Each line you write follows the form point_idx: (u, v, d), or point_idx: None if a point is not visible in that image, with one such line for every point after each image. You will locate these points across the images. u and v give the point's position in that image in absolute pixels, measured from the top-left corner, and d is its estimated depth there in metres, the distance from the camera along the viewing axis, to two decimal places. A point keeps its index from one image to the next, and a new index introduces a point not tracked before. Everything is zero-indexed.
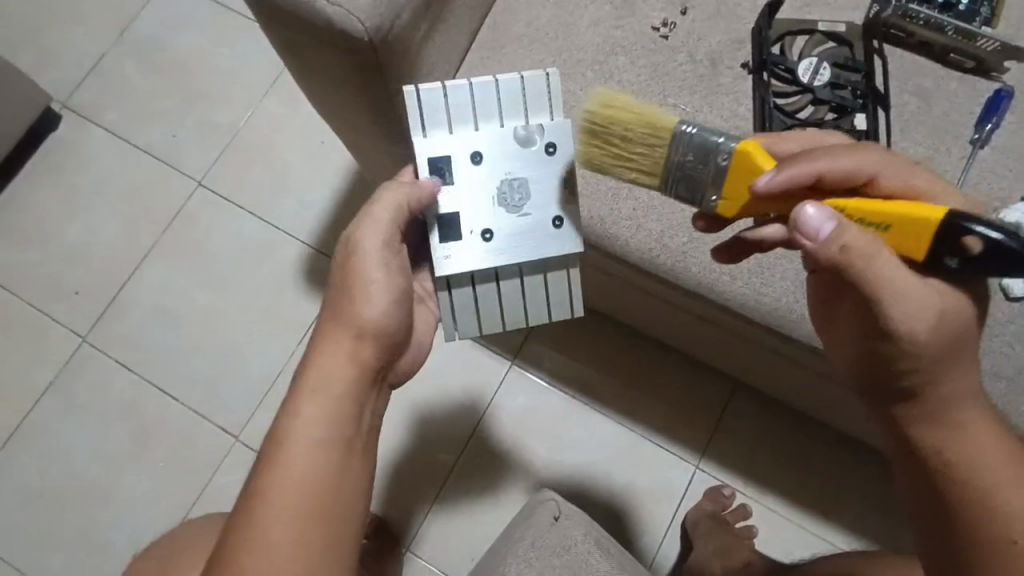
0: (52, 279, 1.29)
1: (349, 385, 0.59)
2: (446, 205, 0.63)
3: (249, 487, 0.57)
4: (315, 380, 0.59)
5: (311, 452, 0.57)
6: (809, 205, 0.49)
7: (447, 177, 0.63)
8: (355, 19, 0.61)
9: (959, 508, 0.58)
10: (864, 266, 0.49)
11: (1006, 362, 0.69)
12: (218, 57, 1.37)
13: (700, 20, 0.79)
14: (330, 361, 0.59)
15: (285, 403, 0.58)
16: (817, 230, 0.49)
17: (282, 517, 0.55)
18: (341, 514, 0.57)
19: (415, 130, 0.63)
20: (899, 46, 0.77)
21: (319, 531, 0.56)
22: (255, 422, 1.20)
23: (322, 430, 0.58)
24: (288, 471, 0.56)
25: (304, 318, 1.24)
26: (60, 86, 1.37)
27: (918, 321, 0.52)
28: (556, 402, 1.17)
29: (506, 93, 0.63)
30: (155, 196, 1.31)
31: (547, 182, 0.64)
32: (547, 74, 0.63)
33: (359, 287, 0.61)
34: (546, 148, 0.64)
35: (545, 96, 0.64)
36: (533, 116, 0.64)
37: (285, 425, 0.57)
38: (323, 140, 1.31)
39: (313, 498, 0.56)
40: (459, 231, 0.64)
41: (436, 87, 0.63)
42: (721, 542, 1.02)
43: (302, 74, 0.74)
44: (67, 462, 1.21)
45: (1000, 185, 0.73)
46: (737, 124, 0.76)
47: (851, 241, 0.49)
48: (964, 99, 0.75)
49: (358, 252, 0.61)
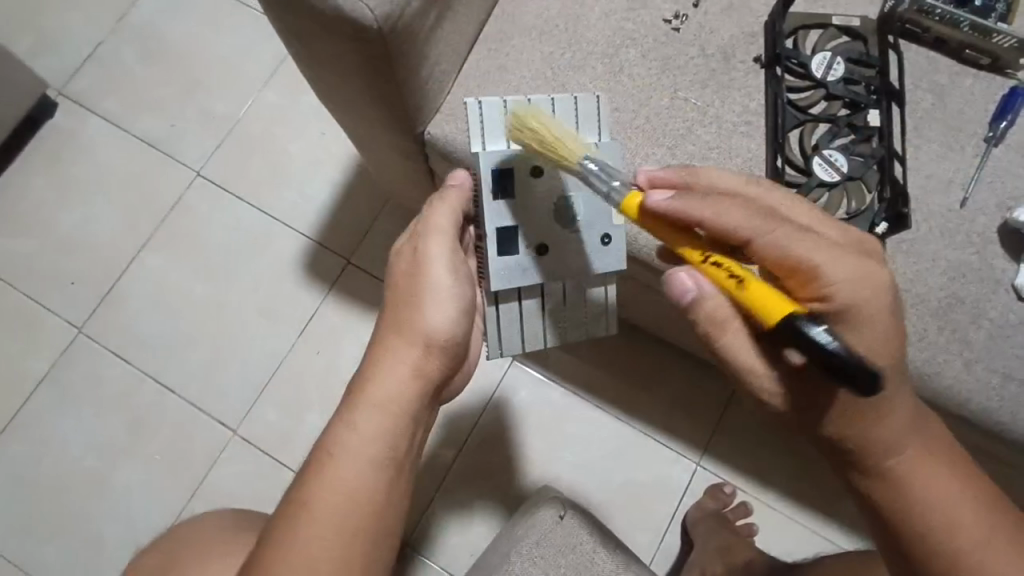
0: (47, 268, 1.27)
1: (411, 400, 0.61)
2: (507, 218, 0.64)
3: (298, 491, 0.59)
4: (376, 395, 0.60)
5: (365, 465, 0.59)
6: (681, 272, 0.55)
7: (509, 191, 0.63)
8: (365, 7, 0.59)
9: (910, 548, 0.58)
10: (717, 335, 0.56)
11: (1019, 363, 0.68)
12: (218, 45, 1.35)
13: (712, 13, 0.78)
14: (392, 377, 0.61)
15: (346, 413, 0.60)
16: (682, 293, 0.55)
17: (329, 528, 0.57)
18: (382, 528, 0.60)
19: (475, 141, 0.64)
20: (913, 41, 0.76)
21: (363, 543, 0.58)
22: (254, 415, 1.19)
23: (376, 444, 0.60)
24: (338, 483, 0.58)
25: (303, 311, 1.22)
26: (57, 72, 1.35)
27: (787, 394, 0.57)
28: (558, 398, 1.16)
29: (561, 110, 0.65)
30: (153, 186, 1.30)
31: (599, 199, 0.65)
32: (599, 96, 0.66)
33: (427, 303, 0.62)
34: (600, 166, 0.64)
35: (595, 115, 0.66)
36: (584, 134, 0.65)
37: (344, 435, 0.59)
38: (324, 131, 1.29)
39: (361, 511, 0.58)
40: (518, 246, 0.64)
41: (495, 100, 0.64)
42: (722, 541, 1.01)
43: (306, 63, 0.72)
44: (62, 454, 1.19)
45: (1014, 184, 0.72)
46: (749, 119, 0.75)
47: (709, 308, 0.55)
48: (978, 97, 0.74)
49: (426, 265, 0.63)
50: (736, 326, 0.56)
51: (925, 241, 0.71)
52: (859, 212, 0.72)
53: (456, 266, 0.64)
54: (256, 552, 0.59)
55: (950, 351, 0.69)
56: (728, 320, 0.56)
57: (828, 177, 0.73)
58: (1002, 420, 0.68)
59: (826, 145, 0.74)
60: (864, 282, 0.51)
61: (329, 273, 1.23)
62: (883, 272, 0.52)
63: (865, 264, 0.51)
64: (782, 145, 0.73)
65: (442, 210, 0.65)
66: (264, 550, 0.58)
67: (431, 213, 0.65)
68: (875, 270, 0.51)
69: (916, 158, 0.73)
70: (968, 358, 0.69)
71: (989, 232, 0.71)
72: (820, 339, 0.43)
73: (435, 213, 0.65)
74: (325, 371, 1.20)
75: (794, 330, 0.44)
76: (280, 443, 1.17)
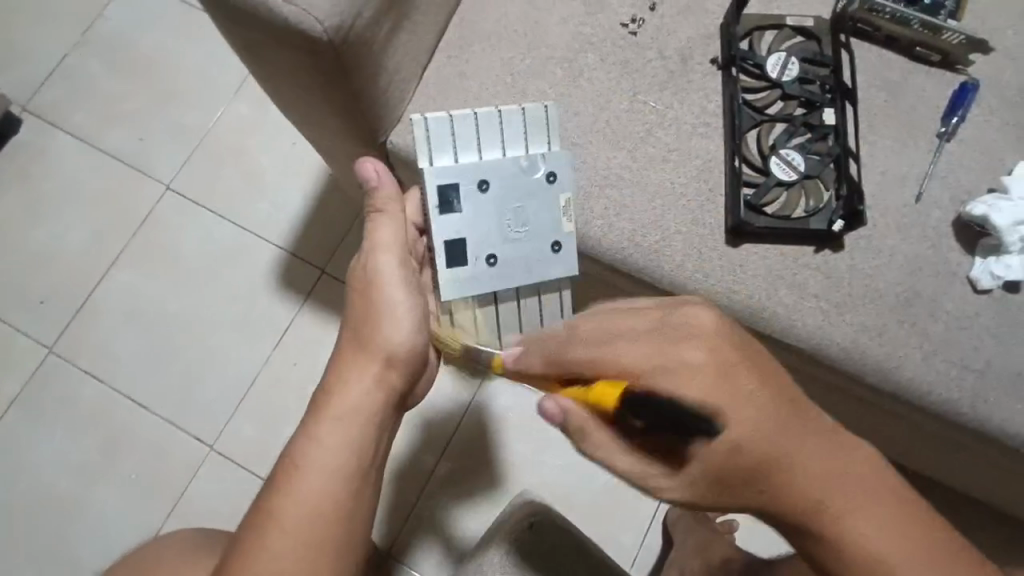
0: (16, 288, 1.25)
1: (375, 410, 0.62)
2: (454, 230, 0.66)
3: (265, 506, 0.59)
4: (340, 407, 0.61)
5: (332, 476, 0.59)
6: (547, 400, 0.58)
7: (455, 204, 0.66)
8: (314, 19, 0.59)
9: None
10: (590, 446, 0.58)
11: (976, 354, 0.69)
12: (185, 57, 1.34)
13: (669, 16, 0.78)
14: (356, 388, 0.62)
15: (310, 426, 0.61)
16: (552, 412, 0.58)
17: (297, 541, 0.57)
18: (352, 537, 0.60)
19: (422, 157, 0.67)
20: (866, 39, 0.78)
21: (331, 553, 0.58)
22: (230, 429, 1.18)
23: (343, 455, 0.60)
24: (304, 495, 0.58)
25: (278, 323, 1.22)
26: (21, 88, 1.34)
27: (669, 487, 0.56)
28: (537, 402, 1.16)
29: (508, 122, 0.69)
30: (122, 200, 1.28)
31: (546, 207, 0.68)
32: (545, 106, 0.69)
33: (384, 317, 0.63)
34: (547, 176, 0.68)
35: (542, 125, 0.69)
36: (533, 143, 0.69)
37: (310, 448, 0.60)
38: (295, 141, 1.28)
39: (330, 521, 0.58)
40: (466, 256, 0.66)
41: (443, 116, 0.67)
42: (700, 539, 1.02)
43: (265, 77, 0.72)
44: (36, 475, 1.17)
45: (968, 178, 0.73)
46: (707, 120, 0.76)
47: (573, 421, 0.57)
48: (930, 93, 0.75)
49: (379, 279, 0.64)
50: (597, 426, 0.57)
51: (882, 237, 0.72)
52: (817, 209, 0.73)
53: (409, 278, 0.65)
54: (226, 565, 0.59)
55: (909, 344, 0.70)
56: (589, 423, 0.57)
57: (785, 177, 0.74)
58: (962, 411, 0.69)
59: (784, 145, 0.75)
60: (677, 372, 0.53)
61: (303, 284, 1.22)
62: (704, 353, 0.53)
63: (683, 349, 0.54)
64: (740, 145, 0.74)
65: (386, 222, 0.65)
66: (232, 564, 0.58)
67: (376, 226, 0.65)
68: (693, 350, 0.54)
69: (872, 154, 0.74)
70: (927, 350, 0.70)
71: (944, 226, 0.72)
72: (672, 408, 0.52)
73: (380, 225, 0.65)
74: (301, 383, 1.19)
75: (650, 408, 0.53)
76: (258, 457, 1.16)
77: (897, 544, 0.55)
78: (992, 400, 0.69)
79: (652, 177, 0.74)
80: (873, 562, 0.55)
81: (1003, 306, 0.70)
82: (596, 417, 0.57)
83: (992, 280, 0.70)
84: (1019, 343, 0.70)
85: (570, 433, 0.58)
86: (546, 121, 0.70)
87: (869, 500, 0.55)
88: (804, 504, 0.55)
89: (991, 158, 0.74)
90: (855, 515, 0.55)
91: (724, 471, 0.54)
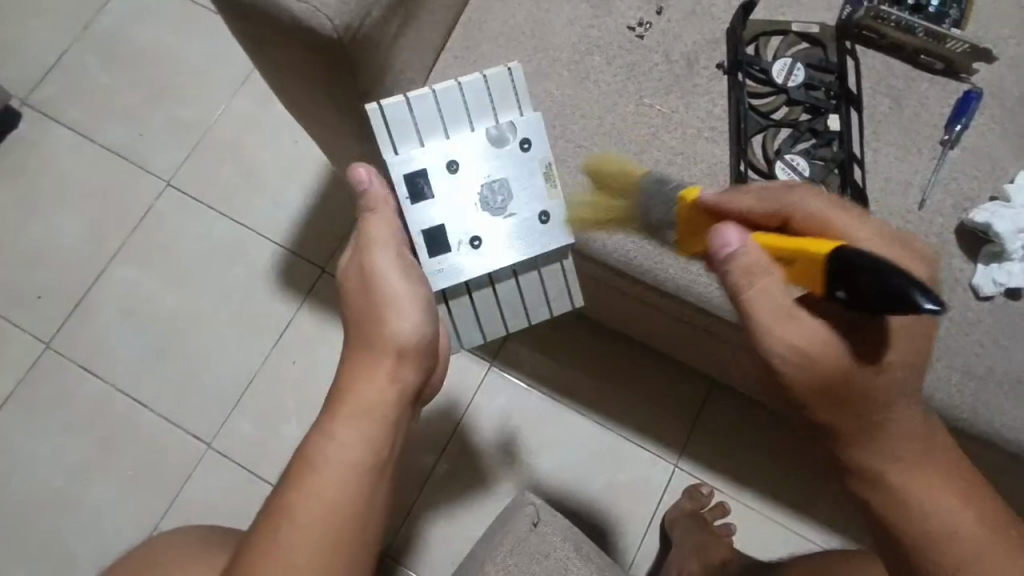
0: (14, 282, 1.24)
1: (390, 405, 0.62)
2: (431, 220, 0.67)
3: (276, 505, 0.59)
4: (354, 404, 0.61)
5: (347, 473, 0.60)
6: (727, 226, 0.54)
7: (425, 192, 0.67)
8: (323, 16, 0.59)
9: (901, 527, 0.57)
10: (738, 288, 0.53)
11: (977, 360, 0.70)
12: (187, 53, 1.33)
13: (675, 20, 0.79)
14: (368, 384, 0.62)
15: (323, 424, 0.61)
16: (723, 245, 0.53)
17: (309, 541, 0.57)
18: (366, 534, 0.60)
19: (385, 146, 0.68)
20: (870, 47, 0.78)
21: (348, 545, 0.59)
22: (229, 426, 1.17)
23: (356, 450, 0.60)
24: (320, 492, 0.59)
25: (277, 321, 1.21)
26: (22, 81, 1.33)
27: (793, 366, 0.54)
28: (535, 403, 1.16)
29: (469, 92, 0.68)
30: (123, 196, 1.28)
31: (528, 176, 0.68)
32: (508, 69, 0.68)
33: (389, 314, 0.63)
34: (520, 144, 0.68)
35: (508, 90, 0.69)
36: (501, 112, 0.69)
37: (323, 447, 0.60)
38: (297, 138, 1.28)
39: (343, 520, 0.59)
40: (449, 244, 0.68)
41: (397, 101, 0.67)
42: (699, 540, 1.03)
43: (272, 74, 0.72)
44: (31, 471, 1.17)
45: (971, 186, 0.74)
46: (714, 125, 0.76)
47: (747, 263, 0.52)
48: (933, 100, 0.76)
49: (376, 279, 0.64)
50: (776, 279, 0.52)
51: None
52: None
53: (407, 273, 0.65)
54: (236, 564, 0.59)
55: None
56: (768, 271, 0.52)
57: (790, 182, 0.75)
58: (962, 415, 0.70)
59: (789, 150, 0.76)
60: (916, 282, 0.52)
61: (304, 281, 1.22)
62: (926, 273, 0.53)
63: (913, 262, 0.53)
64: (744, 150, 0.74)
65: (379, 223, 0.66)
66: (244, 562, 0.58)
67: (370, 225, 0.66)
68: (917, 267, 0.53)
69: (875, 160, 0.75)
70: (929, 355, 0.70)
71: (946, 233, 0.73)
72: (910, 293, 0.39)
73: (373, 225, 0.66)
74: (300, 382, 1.18)
75: (890, 284, 0.41)
76: (256, 455, 1.16)
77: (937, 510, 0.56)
78: (993, 406, 0.69)
79: None
80: (917, 514, 0.57)
81: (1004, 313, 0.71)
82: (775, 273, 0.52)
83: (994, 287, 0.70)
84: (1020, 349, 0.70)
85: (729, 280, 0.54)
86: (513, 85, 0.69)
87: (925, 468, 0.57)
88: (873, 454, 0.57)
89: (993, 166, 0.74)
90: (917, 473, 0.57)
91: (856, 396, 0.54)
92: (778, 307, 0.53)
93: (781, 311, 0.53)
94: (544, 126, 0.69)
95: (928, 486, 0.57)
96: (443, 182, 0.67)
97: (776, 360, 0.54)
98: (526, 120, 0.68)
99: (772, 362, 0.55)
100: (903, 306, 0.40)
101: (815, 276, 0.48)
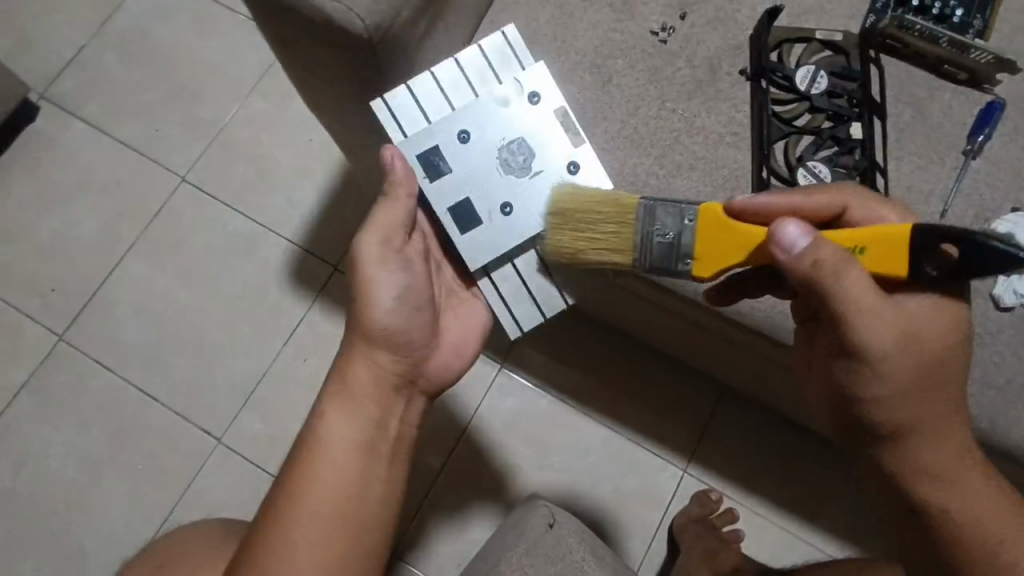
0: (27, 275, 1.25)
1: (372, 391, 0.68)
2: (455, 197, 0.69)
3: (276, 487, 0.65)
4: (341, 390, 0.68)
5: (336, 455, 0.65)
6: (789, 222, 0.56)
7: (443, 167, 0.69)
8: (354, 16, 0.60)
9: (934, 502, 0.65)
10: (835, 279, 0.55)
11: (996, 370, 0.70)
12: (205, 50, 1.33)
13: (698, 25, 0.79)
14: (359, 370, 0.68)
15: (316, 410, 0.67)
16: (793, 242, 0.56)
17: (303, 518, 0.63)
18: (359, 513, 0.65)
19: (395, 135, 0.69)
20: (894, 55, 0.78)
21: (350, 524, 0.64)
22: (240, 423, 1.17)
23: (350, 434, 0.66)
24: (312, 472, 0.64)
25: (289, 318, 1.21)
26: (40, 76, 1.34)
27: (885, 348, 0.58)
28: (546, 404, 1.16)
29: (469, 67, 0.70)
30: (137, 191, 1.28)
31: (543, 128, 0.70)
32: (503, 34, 0.71)
33: (376, 303, 0.67)
34: (530, 98, 0.70)
35: (505, 53, 0.71)
36: (504, 78, 0.71)
37: (315, 431, 0.66)
38: (312, 136, 1.28)
39: (336, 498, 0.64)
40: (478, 215, 0.69)
41: (401, 89, 0.68)
42: (708, 546, 1.03)
43: (296, 70, 0.72)
44: (40, 463, 1.17)
45: (993, 197, 0.74)
46: (736, 130, 0.76)
47: (821, 254, 0.55)
48: (956, 110, 0.76)
49: (370, 266, 0.67)
50: (856, 269, 0.55)
51: None
52: None
53: (397, 263, 0.67)
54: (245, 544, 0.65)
55: None
56: (847, 260, 0.55)
57: None
58: (980, 425, 0.70)
59: (811, 156, 0.76)
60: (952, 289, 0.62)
61: (317, 279, 1.22)
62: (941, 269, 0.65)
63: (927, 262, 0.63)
64: (767, 156, 0.74)
65: (385, 211, 0.67)
66: (250, 538, 0.64)
67: (376, 212, 0.67)
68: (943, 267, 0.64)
69: (897, 170, 0.75)
70: None
71: None
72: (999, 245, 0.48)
73: (384, 210, 0.67)
74: (311, 379, 1.19)
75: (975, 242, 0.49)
76: (266, 452, 1.16)
77: (969, 491, 0.64)
78: (1010, 416, 0.69)
79: (679, 185, 0.75)
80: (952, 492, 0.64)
81: None
82: (850, 262, 0.55)
83: (1015, 298, 0.70)
84: None
85: (814, 273, 0.55)
86: (508, 48, 0.71)
87: (961, 453, 0.64)
88: (927, 437, 0.63)
89: (1015, 177, 0.74)
90: (954, 458, 0.64)
91: (923, 380, 0.60)
92: (868, 292, 0.55)
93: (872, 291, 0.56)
94: (548, 76, 0.70)
95: (961, 470, 0.64)
96: (460, 156, 0.69)
97: (869, 343, 0.58)
98: (530, 75, 0.70)
99: (867, 345, 0.58)
100: (993, 257, 0.48)
101: (894, 254, 0.55)
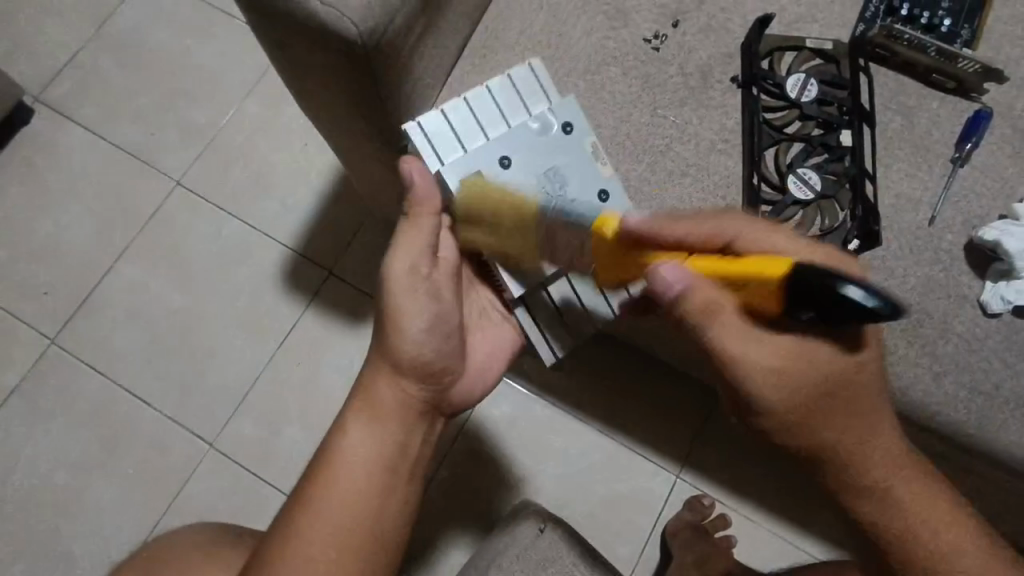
0: (19, 279, 1.24)
1: (398, 410, 0.68)
2: None
3: (292, 500, 0.66)
4: (362, 409, 0.68)
5: (352, 472, 0.66)
6: (663, 266, 0.52)
7: None
8: (348, 22, 0.60)
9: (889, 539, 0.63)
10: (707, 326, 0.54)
11: (985, 377, 0.70)
12: (200, 54, 1.34)
13: (691, 33, 0.80)
14: (383, 390, 0.68)
15: (336, 425, 0.68)
16: (667, 287, 0.52)
17: (324, 531, 0.63)
18: (372, 532, 0.65)
19: (433, 160, 0.68)
20: (883, 64, 0.79)
21: (364, 542, 0.65)
22: (231, 427, 1.17)
23: (368, 453, 0.67)
24: (332, 486, 0.65)
25: (282, 322, 1.21)
26: (34, 79, 1.34)
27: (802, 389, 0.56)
28: (539, 410, 1.16)
29: (501, 95, 0.71)
30: (132, 194, 1.28)
31: (577, 157, 0.71)
32: (530, 66, 0.71)
33: (403, 325, 0.67)
34: (564, 128, 0.71)
35: (533, 82, 0.72)
36: (534, 106, 0.71)
37: (336, 447, 0.66)
38: (307, 142, 1.29)
39: (352, 514, 0.65)
40: None
41: (436, 114, 0.69)
42: (700, 552, 1.03)
43: (293, 76, 0.73)
44: (30, 468, 1.16)
45: (981, 204, 0.75)
46: (727, 138, 0.77)
47: (697, 302, 0.52)
48: (944, 119, 0.77)
49: (399, 287, 0.67)
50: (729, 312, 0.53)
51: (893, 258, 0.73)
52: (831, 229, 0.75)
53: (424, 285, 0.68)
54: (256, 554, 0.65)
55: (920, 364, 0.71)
56: (713, 308, 0.53)
57: (801, 195, 0.75)
58: (967, 430, 0.71)
59: (801, 163, 0.76)
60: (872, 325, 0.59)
61: (310, 283, 1.22)
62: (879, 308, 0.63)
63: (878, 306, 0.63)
64: (758, 163, 0.75)
65: (415, 232, 0.67)
66: (266, 549, 0.65)
67: (405, 232, 0.67)
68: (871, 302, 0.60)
69: (886, 177, 0.76)
70: (936, 371, 0.71)
71: (955, 249, 0.74)
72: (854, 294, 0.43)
73: (412, 230, 0.67)
74: (303, 384, 1.18)
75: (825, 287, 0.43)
76: (258, 456, 1.16)
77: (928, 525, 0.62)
78: (999, 421, 0.70)
79: (670, 193, 0.75)
80: (906, 528, 0.63)
81: (1010, 330, 0.71)
82: (718, 306, 0.53)
83: (1002, 304, 0.70)
84: None
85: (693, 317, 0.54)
86: (536, 79, 0.72)
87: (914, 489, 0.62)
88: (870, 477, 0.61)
89: (1002, 185, 0.75)
90: (910, 496, 0.62)
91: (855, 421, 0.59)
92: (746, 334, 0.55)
93: (743, 333, 0.54)
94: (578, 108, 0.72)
95: (921, 506, 0.62)
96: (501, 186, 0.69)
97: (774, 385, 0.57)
98: (561, 107, 0.71)
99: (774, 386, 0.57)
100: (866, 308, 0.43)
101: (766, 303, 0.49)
